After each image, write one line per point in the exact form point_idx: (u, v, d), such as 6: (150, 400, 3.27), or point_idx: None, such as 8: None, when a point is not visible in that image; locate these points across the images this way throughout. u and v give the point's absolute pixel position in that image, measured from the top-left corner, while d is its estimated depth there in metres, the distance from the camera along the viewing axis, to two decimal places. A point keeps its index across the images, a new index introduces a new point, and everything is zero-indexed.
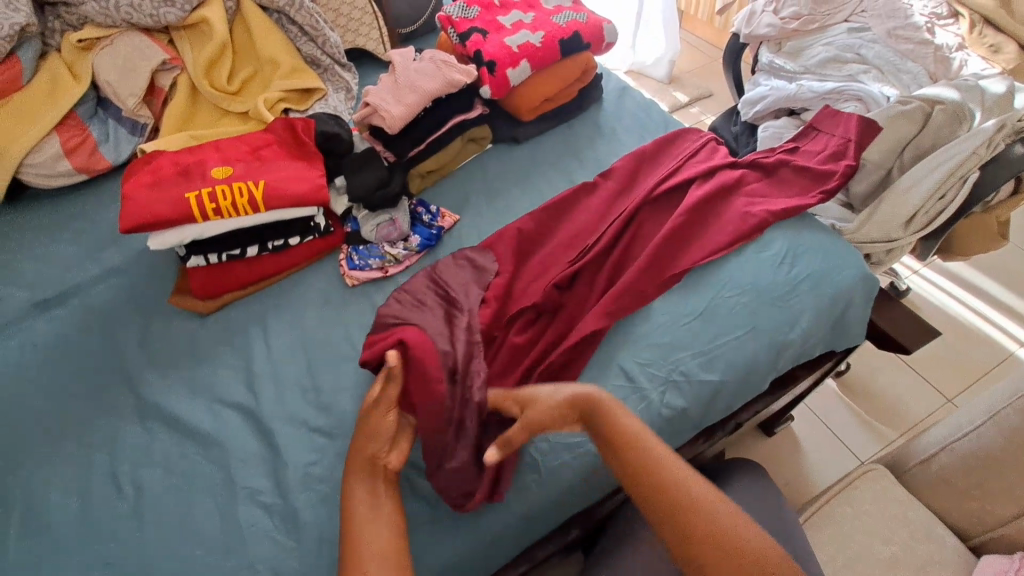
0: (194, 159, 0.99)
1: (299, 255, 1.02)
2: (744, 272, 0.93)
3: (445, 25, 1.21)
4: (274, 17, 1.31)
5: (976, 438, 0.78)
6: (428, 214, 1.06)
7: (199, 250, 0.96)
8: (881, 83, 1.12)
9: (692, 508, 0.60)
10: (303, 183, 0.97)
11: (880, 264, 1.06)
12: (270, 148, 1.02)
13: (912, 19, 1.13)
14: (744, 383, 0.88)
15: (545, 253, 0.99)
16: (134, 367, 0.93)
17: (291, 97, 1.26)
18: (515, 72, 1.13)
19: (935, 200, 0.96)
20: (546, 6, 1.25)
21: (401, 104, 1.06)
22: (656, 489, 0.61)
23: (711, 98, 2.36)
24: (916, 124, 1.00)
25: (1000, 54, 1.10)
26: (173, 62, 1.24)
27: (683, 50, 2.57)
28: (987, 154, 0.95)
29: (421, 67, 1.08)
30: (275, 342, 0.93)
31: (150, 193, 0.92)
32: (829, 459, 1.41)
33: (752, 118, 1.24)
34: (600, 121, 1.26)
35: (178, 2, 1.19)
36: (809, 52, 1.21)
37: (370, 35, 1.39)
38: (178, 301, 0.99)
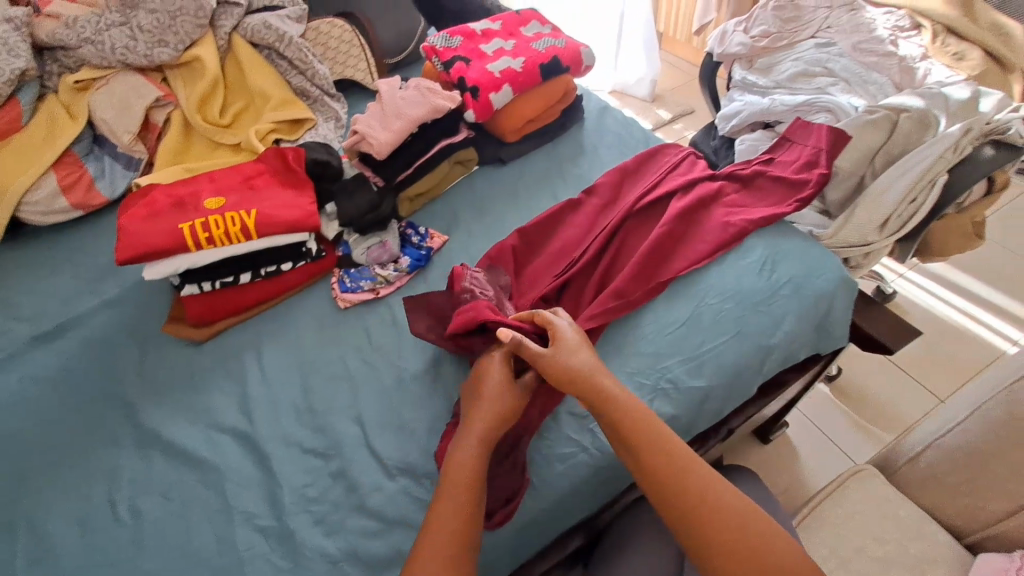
0: (188, 190, 1.02)
1: (292, 280, 1.04)
2: (726, 279, 0.96)
3: (430, 55, 1.26)
4: (265, 53, 1.36)
5: (960, 433, 0.80)
6: (417, 235, 1.09)
7: (194, 279, 0.98)
8: (850, 94, 1.16)
9: (709, 500, 0.62)
10: (294, 209, 1.00)
11: (859, 267, 1.09)
12: (262, 177, 1.06)
13: (875, 34, 1.20)
14: (732, 388, 0.89)
15: (541, 261, 1.03)
16: (130, 396, 0.94)
17: (282, 128, 1.30)
18: (498, 97, 1.17)
19: (906, 204, 1.00)
20: (526, 33, 1.30)
21: (389, 130, 1.09)
22: (680, 472, 0.63)
23: (693, 114, 2.43)
24: (885, 132, 1.04)
25: (965, 61, 1.13)
26: (167, 98, 1.28)
27: (664, 70, 2.65)
28: (954, 157, 0.98)
29: (406, 95, 1.13)
30: (270, 366, 0.95)
31: (145, 225, 0.95)
32: (826, 464, 1.42)
33: (729, 132, 1.28)
34: (583, 140, 1.30)
35: (171, 42, 1.24)
36: (780, 67, 1.26)
37: (358, 66, 1.44)
38: (173, 329, 1.00)
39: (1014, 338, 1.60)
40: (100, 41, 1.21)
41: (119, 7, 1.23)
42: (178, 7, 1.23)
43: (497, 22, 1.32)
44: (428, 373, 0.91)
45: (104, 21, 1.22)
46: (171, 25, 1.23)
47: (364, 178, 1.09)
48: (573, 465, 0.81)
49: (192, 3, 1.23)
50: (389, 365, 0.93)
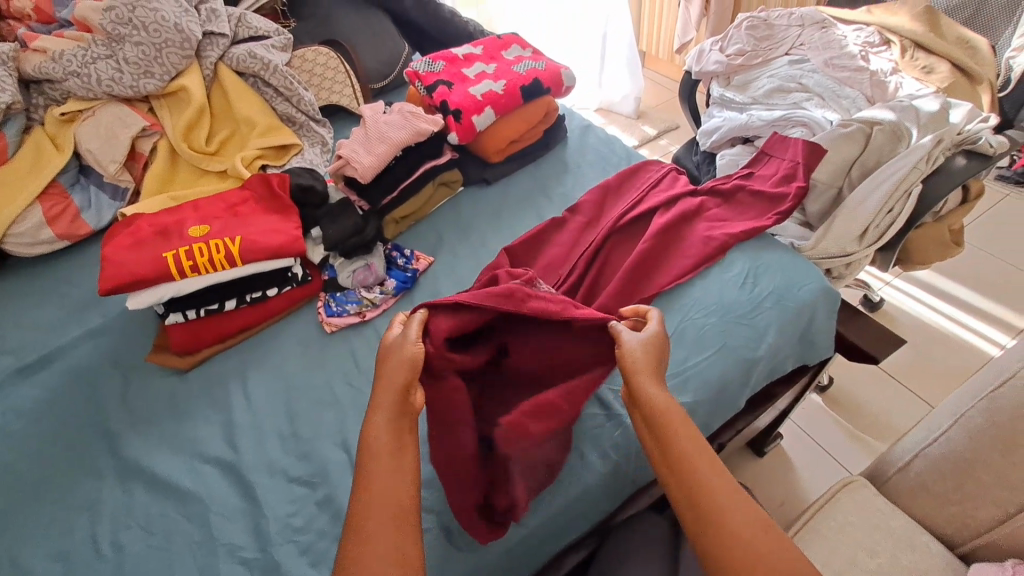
0: (172, 219, 1.02)
1: (278, 305, 1.04)
2: (709, 293, 0.97)
3: (413, 79, 1.28)
4: (250, 81, 1.38)
5: (945, 442, 0.79)
6: (403, 257, 1.09)
7: (177, 308, 0.98)
8: (824, 108, 1.18)
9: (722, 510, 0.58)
10: (278, 235, 1.01)
11: (840, 278, 1.10)
12: (247, 204, 1.06)
13: (846, 49, 1.23)
14: (719, 402, 0.90)
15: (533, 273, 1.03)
16: (113, 428, 0.93)
17: (268, 154, 1.31)
18: (480, 119, 1.18)
19: (884, 214, 1.01)
20: (507, 57, 1.33)
21: (372, 154, 1.11)
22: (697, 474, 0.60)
23: (677, 130, 2.47)
24: (859, 144, 1.06)
25: (933, 75, 1.17)
26: (153, 128, 1.29)
27: (647, 87, 2.70)
28: (927, 168, 1.00)
29: (390, 119, 1.14)
30: (255, 393, 0.94)
31: (129, 254, 0.95)
32: (821, 475, 1.41)
33: (710, 147, 1.30)
34: (566, 159, 1.32)
35: (157, 73, 1.26)
36: (756, 84, 1.29)
37: (343, 92, 1.46)
38: (158, 358, 1.00)
39: (1002, 342, 1.61)
40: (87, 73, 1.23)
41: (104, 39, 1.24)
42: (164, 39, 1.24)
43: (479, 46, 1.34)
44: None
45: (89, 53, 1.23)
46: (157, 57, 1.24)
47: (349, 203, 1.10)
48: (562, 486, 0.81)
49: (177, 34, 1.25)
50: None
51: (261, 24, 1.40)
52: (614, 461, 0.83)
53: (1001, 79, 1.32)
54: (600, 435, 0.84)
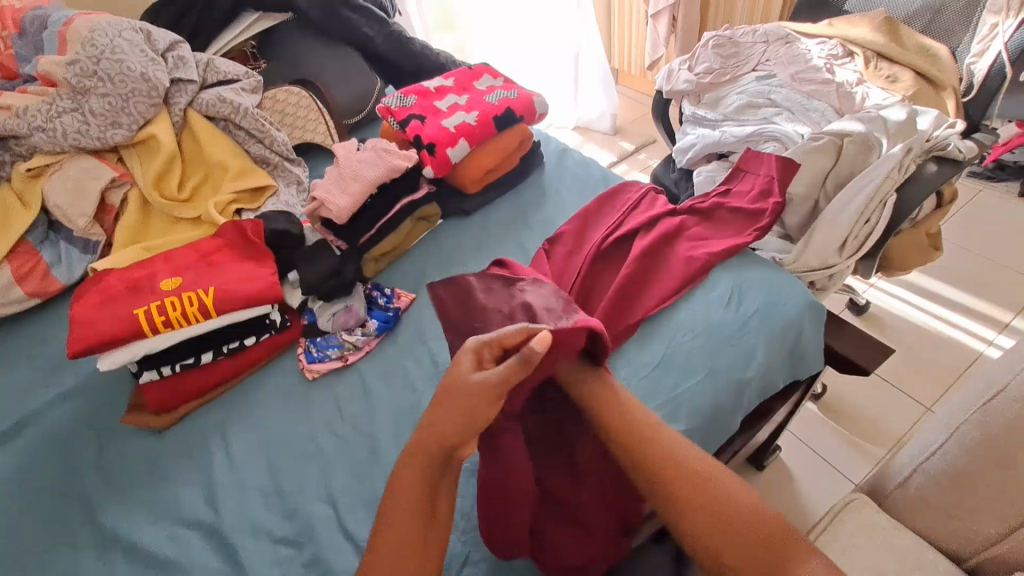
0: (144, 273, 1.00)
1: (257, 354, 1.01)
2: (695, 315, 0.96)
3: (385, 115, 1.27)
4: (222, 125, 1.36)
5: (942, 457, 0.78)
6: (384, 296, 1.07)
7: (152, 365, 0.95)
8: (795, 122, 1.19)
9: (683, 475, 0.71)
10: (254, 282, 0.98)
11: (825, 289, 1.10)
12: (220, 252, 1.04)
13: (812, 63, 1.25)
14: (713, 427, 0.88)
15: None
16: (89, 496, 0.89)
17: (243, 197, 1.29)
18: (454, 151, 1.18)
19: (862, 224, 1.02)
20: (479, 87, 1.33)
21: (347, 194, 1.09)
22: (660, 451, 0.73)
23: (655, 143, 2.49)
24: (830, 157, 1.07)
25: (898, 83, 1.20)
26: (122, 178, 1.27)
27: (622, 103, 2.73)
28: (900, 176, 1.01)
29: (363, 157, 1.13)
30: (236, 449, 0.91)
31: (98, 313, 0.92)
32: (824, 487, 1.39)
33: (686, 164, 1.31)
34: (545, 184, 1.32)
35: (125, 123, 1.24)
36: (726, 101, 1.31)
37: (317, 129, 1.45)
38: (133, 419, 0.96)
39: (992, 338, 1.62)
40: (52, 127, 1.20)
41: (69, 92, 1.22)
42: (130, 89, 1.23)
43: (450, 78, 1.35)
44: (404, 442, 0.88)
45: (54, 107, 1.21)
46: (124, 107, 1.23)
47: (327, 244, 1.08)
48: None
49: (144, 83, 1.24)
50: (362, 437, 0.90)
51: (230, 69, 1.39)
52: None
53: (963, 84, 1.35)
54: None
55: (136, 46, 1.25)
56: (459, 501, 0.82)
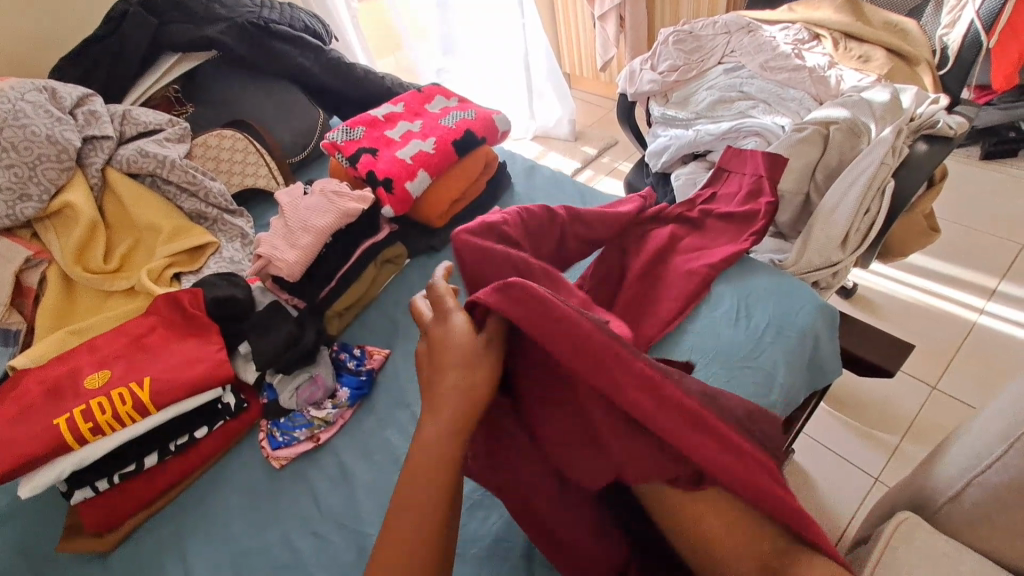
0: (66, 370, 0.85)
1: (211, 446, 0.87)
2: (704, 339, 0.87)
3: (332, 151, 1.14)
4: (148, 181, 1.22)
5: (1003, 469, 0.69)
6: (353, 358, 0.95)
7: (84, 481, 0.79)
8: (773, 114, 1.13)
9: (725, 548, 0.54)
10: (198, 364, 0.85)
11: (828, 288, 1.03)
12: (156, 332, 0.90)
13: (779, 50, 1.20)
14: None
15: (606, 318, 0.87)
16: None
17: (180, 259, 1.14)
18: (414, 184, 1.07)
19: (862, 216, 0.95)
20: (432, 110, 1.23)
21: (297, 248, 0.96)
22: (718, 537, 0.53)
23: (617, 145, 2.42)
24: (817, 147, 1.01)
25: (871, 63, 1.15)
26: (38, 256, 1.10)
27: (580, 108, 2.66)
28: (896, 161, 0.95)
29: (311, 203, 1.01)
30: (197, 570, 0.76)
31: (9, 432, 0.77)
32: (847, 486, 1.30)
33: (661, 167, 1.23)
34: (517, 207, 1.21)
35: (33, 194, 1.08)
36: (697, 98, 1.24)
37: (258, 172, 1.31)
38: (69, 547, 0.80)
39: (982, 305, 1.57)
40: None
41: None
42: (37, 155, 1.07)
43: (400, 103, 1.23)
44: None
45: None
46: (30, 176, 1.07)
47: (281, 307, 0.96)
48: None
49: (51, 147, 1.09)
50: (346, 534, 0.77)
51: (151, 118, 1.25)
52: None
53: (939, 56, 1.45)
54: None
55: (39, 106, 1.10)
56: None
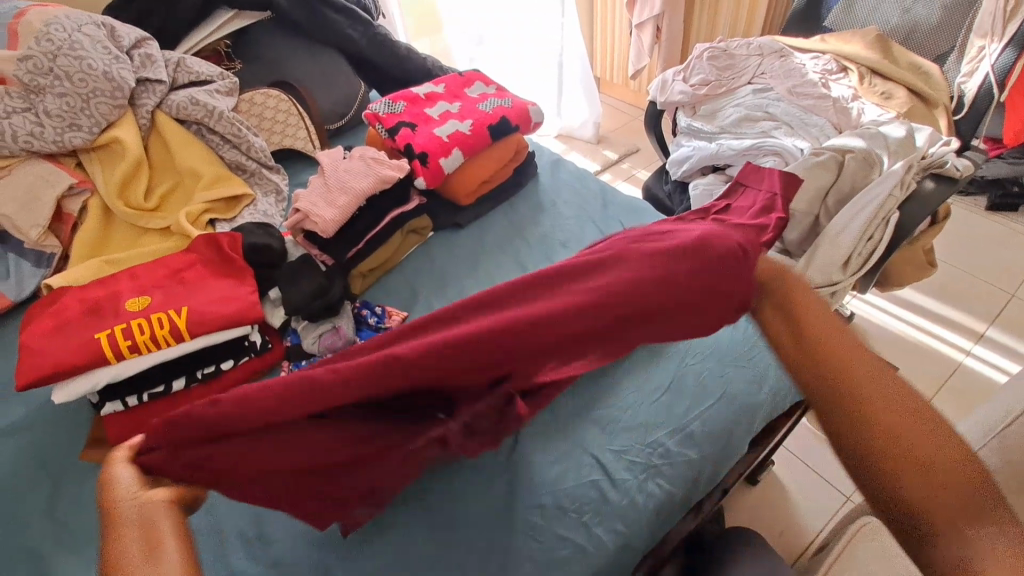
0: (107, 292, 0.91)
1: (233, 379, 0.93)
2: (703, 335, 0.92)
3: (372, 122, 1.20)
4: (193, 129, 1.27)
5: None
6: (374, 315, 1.01)
7: (115, 395, 0.86)
8: (793, 137, 1.19)
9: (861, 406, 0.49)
10: (231, 302, 0.90)
11: (826, 306, 1.10)
12: (194, 268, 0.96)
13: (807, 78, 1.27)
14: (726, 451, 0.84)
15: None
16: (40, 544, 0.79)
17: (216, 206, 1.19)
18: (448, 161, 1.12)
19: (865, 243, 1.01)
20: (471, 94, 1.29)
21: (334, 207, 1.02)
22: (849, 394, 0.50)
23: (638, 153, 2.47)
24: (832, 173, 1.06)
25: (892, 100, 1.22)
26: (81, 185, 1.15)
27: (605, 113, 2.71)
28: (902, 194, 1.01)
29: (350, 167, 1.07)
30: None
31: (53, 341, 0.82)
32: (819, 501, 1.35)
33: (681, 176, 1.29)
34: (540, 196, 1.27)
35: (84, 125, 1.13)
36: (723, 113, 1.30)
37: (296, 134, 1.37)
38: (92, 455, 0.86)
39: (969, 347, 1.63)
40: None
41: (21, 90, 1.11)
42: (91, 88, 1.12)
43: (441, 84, 1.29)
44: None
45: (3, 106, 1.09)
46: (83, 108, 1.12)
47: (310, 260, 1.02)
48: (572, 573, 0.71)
49: (107, 83, 1.13)
50: None
51: (203, 69, 1.30)
52: (624, 535, 0.75)
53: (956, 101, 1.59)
54: (608, 503, 0.76)
55: (98, 42, 1.15)
56: (464, 536, 0.74)
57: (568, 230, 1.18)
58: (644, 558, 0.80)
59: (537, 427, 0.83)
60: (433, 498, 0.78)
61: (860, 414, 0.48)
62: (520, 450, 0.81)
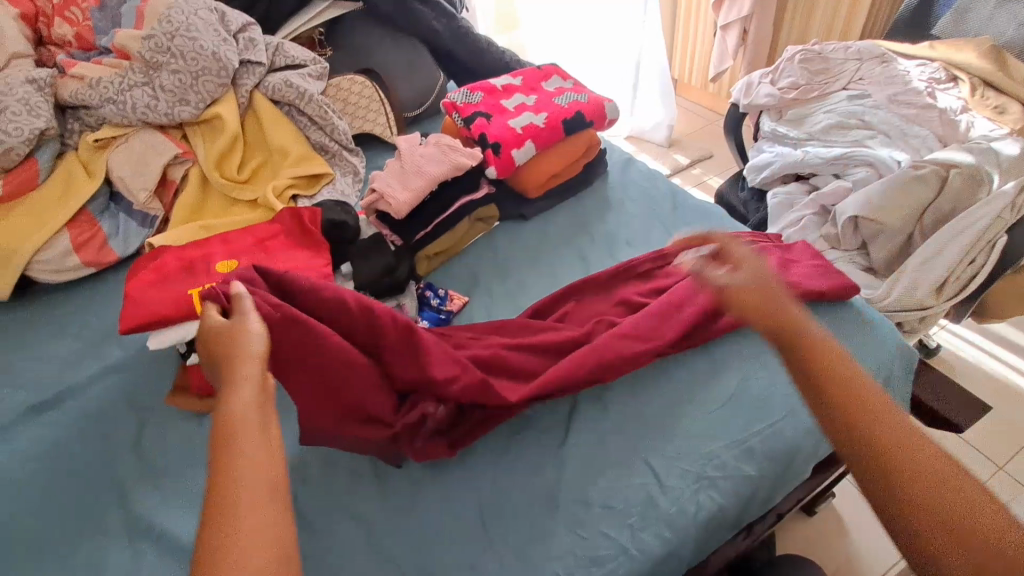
0: (201, 253, 0.99)
1: None
2: (773, 350, 0.87)
3: (450, 111, 1.24)
4: (285, 110, 1.36)
5: None
6: (436, 297, 1.04)
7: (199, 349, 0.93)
8: (891, 147, 1.12)
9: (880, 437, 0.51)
10: (307, 272, 0.96)
11: (913, 332, 1.00)
12: (277, 239, 1.03)
13: (912, 85, 1.17)
14: (786, 472, 0.80)
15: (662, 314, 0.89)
16: (128, 473, 0.87)
17: (299, 183, 1.27)
18: (521, 152, 1.14)
19: (966, 265, 0.93)
20: (547, 88, 1.29)
21: (408, 190, 1.07)
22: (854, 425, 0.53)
23: (711, 159, 2.39)
24: (932, 189, 0.99)
25: (1006, 115, 1.11)
26: (185, 155, 1.26)
27: (680, 116, 2.63)
28: (1011, 218, 0.92)
29: (426, 153, 1.11)
30: None
31: (153, 291, 0.91)
32: (883, 542, 1.25)
33: (759, 183, 1.24)
34: (609, 194, 1.25)
35: (192, 101, 1.23)
36: (813, 119, 1.23)
37: (377, 120, 1.42)
38: (177, 402, 0.94)
39: None
40: (123, 100, 1.21)
41: (142, 66, 1.22)
42: (201, 67, 1.22)
43: (519, 77, 1.30)
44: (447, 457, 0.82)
45: (126, 80, 1.21)
46: (193, 85, 1.22)
47: (382, 240, 1.04)
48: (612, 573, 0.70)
49: (215, 63, 1.23)
50: None
51: (298, 54, 1.39)
52: (671, 542, 0.73)
53: None
54: (655, 508, 0.74)
55: (210, 25, 1.25)
56: (508, 522, 0.74)
57: (635, 229, 1.16)
58: (687, 569, 0.78)
59: (588, 422, 0.82)
60: (480, 481, 0.79)
61: (864, 440, 0.52)
62: (569, 444, 0.81)
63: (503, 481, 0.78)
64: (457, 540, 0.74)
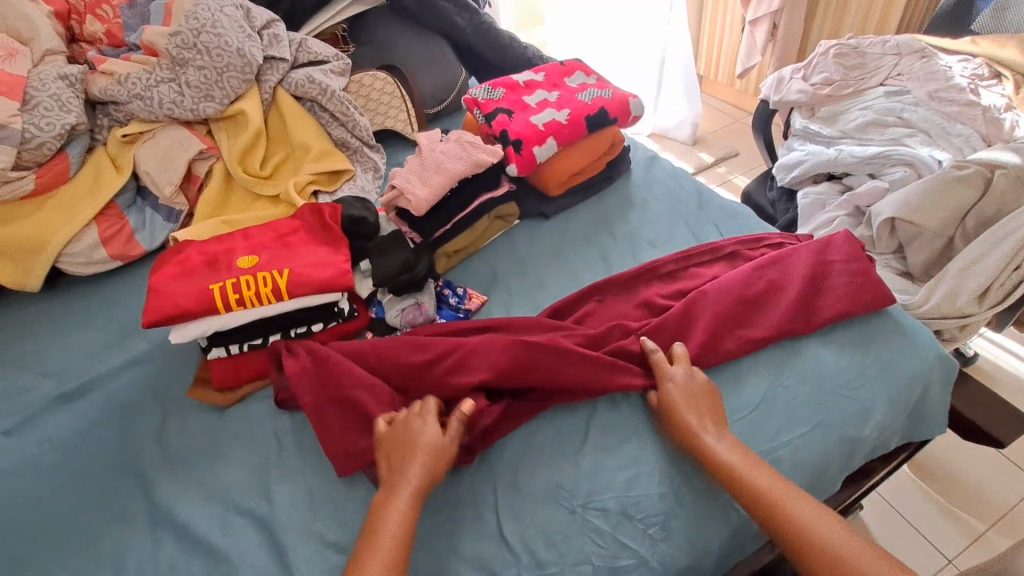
0: (222, 248, 1.00)
1: (320, 342, 0.98)
2: (802, 357, 0.84)
3: (471, 107, 1.22)
4: (308, 106, 1.36)
5: None
6: (455, 295, 1.03)
7: (220, 342, 0.94)
8: (931, 146, 1.07)
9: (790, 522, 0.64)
10: (326, 268, 0.95)
11: (952, 341, 0.95)
12: (297, 234, 1.03)
13: (953, 82, 1.12)
14: (814, 484, 0.77)
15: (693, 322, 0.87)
16: (149, 464, 0.89)
17: (320, 179, 1.27)
18: (542, 150, 1.12)
19: (1011, 271, 0.88)
20: (570, 84, 1.27)
21: (428, 186, 1.06)
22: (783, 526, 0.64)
23: (737, 157, 2.33)
24: (976, 190, 0.94)
25: None
26: (209, 151, 1.27)
27: (705, 113, 2.57)
28: None
29: (447, 149, 1.10)
30: (295, 442, 0.88)
31: (176, 285, 0.92)
32: (913, 558, 1.20)
33: (790, 183, 1.20)
34: (631, 192, 1.23)
35: (217, 97, 1.24)
36: (847, 116, 1.19)
37: (398, 117, 1.42)
38: (197, 394, 0.95)
39: None
40: (150, 96, 1.22)
41: (169, 62, 1.24)
42: (225, 63, 1.23)
43: (541, 72, 1.28)
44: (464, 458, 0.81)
45: (153, 76, 1.23)
46: (218, 81, 1.24)
47: (400, 236, 1.04)
48: None
49: (239, 59, 1.24)
50: None
51: (321, 49, 1.39)
52: (690, 553, 0.71)
53: None
54: (676, 517, 0.72)
55: (235, 22, 1.26)
56: (525, 527, 0.73)
57: (658, 229, 1.13)
58: None
59: (607, 427, 0.80)
60: (497, 484, 0.77)
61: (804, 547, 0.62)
62: (588, 449, 0.79)
63: (521, 485, 0.77)
64: (474, 543, 0.73)
